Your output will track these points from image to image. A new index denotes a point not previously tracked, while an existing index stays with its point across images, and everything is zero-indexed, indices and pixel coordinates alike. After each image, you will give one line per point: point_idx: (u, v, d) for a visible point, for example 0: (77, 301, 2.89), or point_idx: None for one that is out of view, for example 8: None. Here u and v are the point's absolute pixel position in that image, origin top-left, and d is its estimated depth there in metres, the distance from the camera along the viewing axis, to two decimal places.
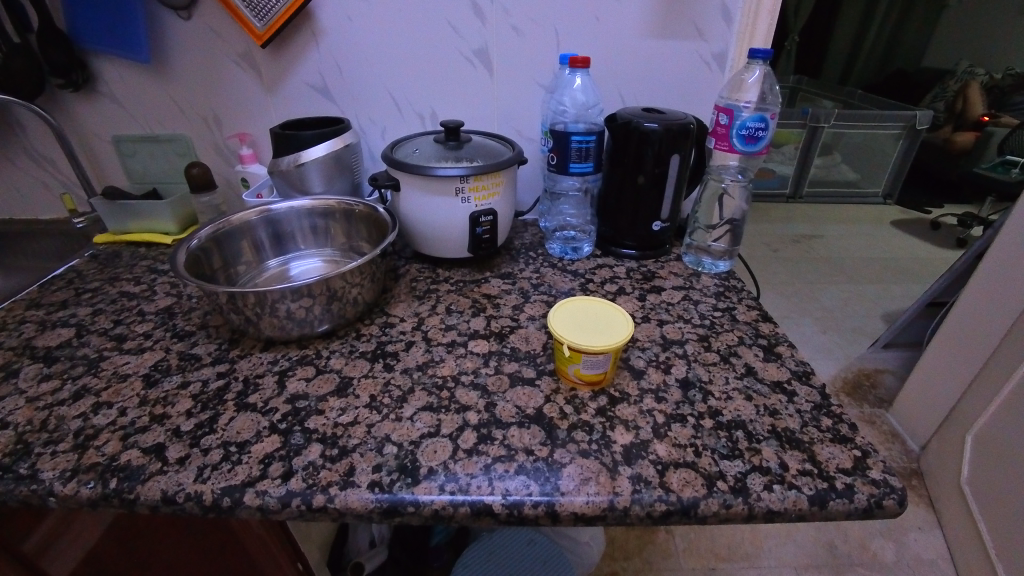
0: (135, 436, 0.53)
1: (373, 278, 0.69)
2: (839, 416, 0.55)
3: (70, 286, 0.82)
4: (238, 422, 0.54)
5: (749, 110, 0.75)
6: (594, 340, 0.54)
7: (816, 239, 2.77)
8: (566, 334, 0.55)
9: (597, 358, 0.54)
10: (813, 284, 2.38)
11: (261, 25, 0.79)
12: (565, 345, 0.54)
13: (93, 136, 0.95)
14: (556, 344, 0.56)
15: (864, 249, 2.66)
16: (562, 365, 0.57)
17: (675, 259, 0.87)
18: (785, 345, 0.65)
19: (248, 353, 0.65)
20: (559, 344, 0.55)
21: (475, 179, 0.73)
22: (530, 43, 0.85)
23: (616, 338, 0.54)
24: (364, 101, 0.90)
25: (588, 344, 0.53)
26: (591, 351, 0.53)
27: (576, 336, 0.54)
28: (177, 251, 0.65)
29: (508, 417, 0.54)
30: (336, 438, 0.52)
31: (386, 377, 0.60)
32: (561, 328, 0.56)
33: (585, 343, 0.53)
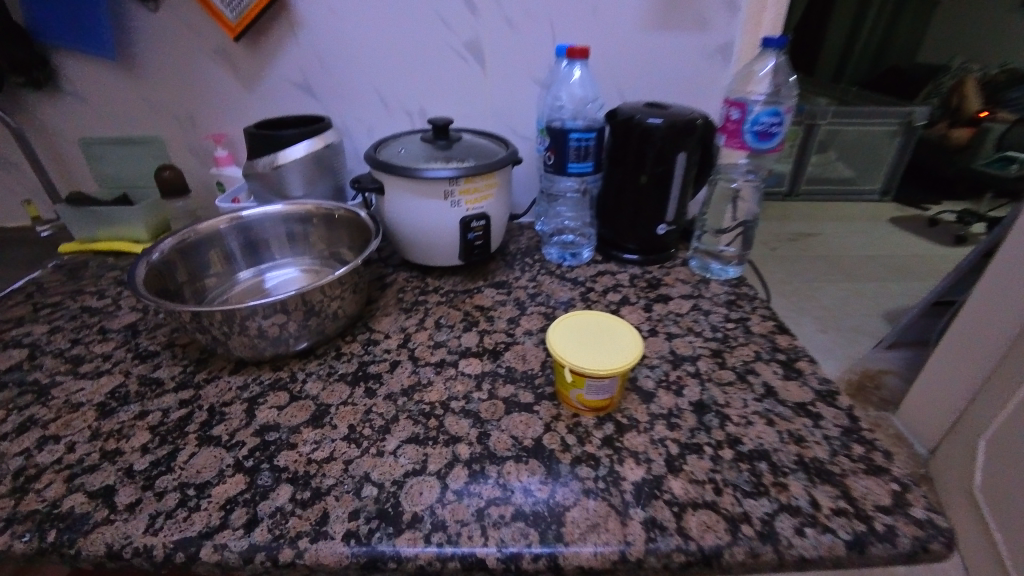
0: (82, 477, 0.47)
1: (356, 289, 0.63)
2: (872, 442, 0.49)
3: (28, 300, 0.75)
4: (199, 459, 0.48)
5: (763, 103, 0.69)
6: (600, 360, 0.48)
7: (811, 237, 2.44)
8: (567, 355, 0.49)
9: (602, 381, 0.48)
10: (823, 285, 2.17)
11: (233, 17, 0.73)
12: (566, 368, 0.48)
13: (57, 139, 0.88)
14: (555, 365, 0.51)
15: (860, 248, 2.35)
16: (562, 388, 0.51)
17: (680, 263, 0.82)
18: (805, 360, 0.60)
19: (216, 376, 0.58)
20: (559, 364, 0.49)
21: (466, 180, 0.67)
22: (523, 35, 0.79)
23: (624, 357, 0.48)
24: (347, 99, 0.84)
25: (593, 366, 0.47)
26: (595, 376, 0.47)
27: (578, 356, 0.48)
28: (137, 265, 0.57)
29: (504, 450, 0.48)
30: (309, 477, 0.46)
31: (367, 404, 0.53)
32: (561, 347, 0.50)
33: (590, 365, 0.47)
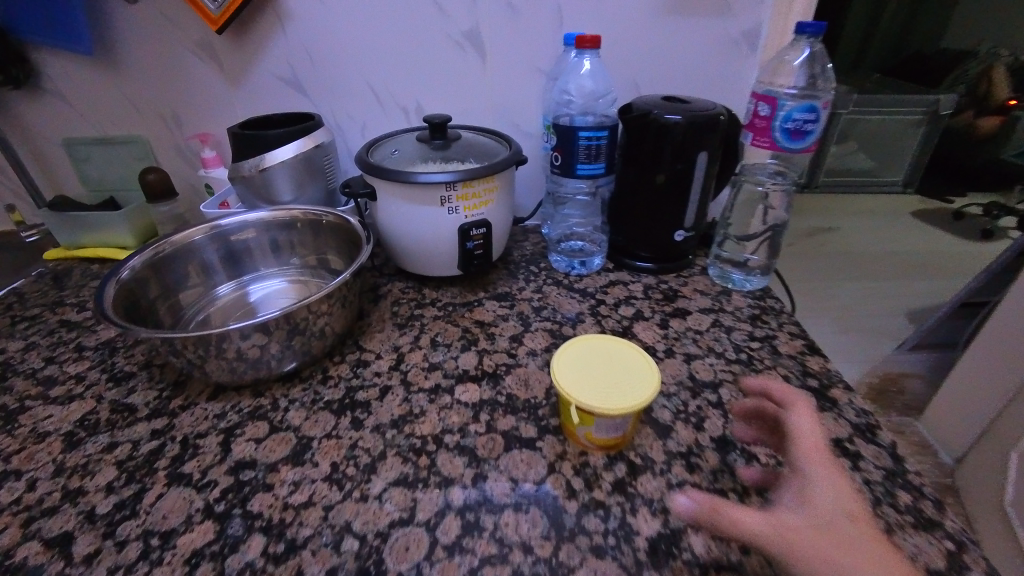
0: (40, 521, 0.43)
1: (345, 302, 0.58)
2: (919, 488, 0.43)
3: (7, 312, 0.71)
4: (166, 501, 0.44)
5: (796, 98, 0.63)
6: (611, 396, 0.43)
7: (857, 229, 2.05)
8: (574, 390, 0.44)
9: (614, 421, 0.43)
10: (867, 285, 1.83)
11: (215, 8, 0.68)
12: (573, 406, 0.43)
13: (40, 140, 0.84)
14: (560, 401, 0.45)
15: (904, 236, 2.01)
16: (569, 426, 0.46)
17: (699, 272, 0.76)
18: (840, 388, 0.54)
19: (192, 403, 0.54)
20: (564, 400, 0.44)
21: (464, 185, 0.61)
22: (528, 24, 0.73)
23: (639, 393, 0.43)
24: (339, 94, 0.79)
25: (603, 404, 0.42)
26: (605, 416, 0.42)
27: (586, 392, 0.43)
28: (106, 285, 0.53)
29: (502, 497, 0.43)
30: (284, 526, 0.41)
31: (353, 438, 0.48)
32: (567, 381, 0.45)
33: (599, 403, 0.42)
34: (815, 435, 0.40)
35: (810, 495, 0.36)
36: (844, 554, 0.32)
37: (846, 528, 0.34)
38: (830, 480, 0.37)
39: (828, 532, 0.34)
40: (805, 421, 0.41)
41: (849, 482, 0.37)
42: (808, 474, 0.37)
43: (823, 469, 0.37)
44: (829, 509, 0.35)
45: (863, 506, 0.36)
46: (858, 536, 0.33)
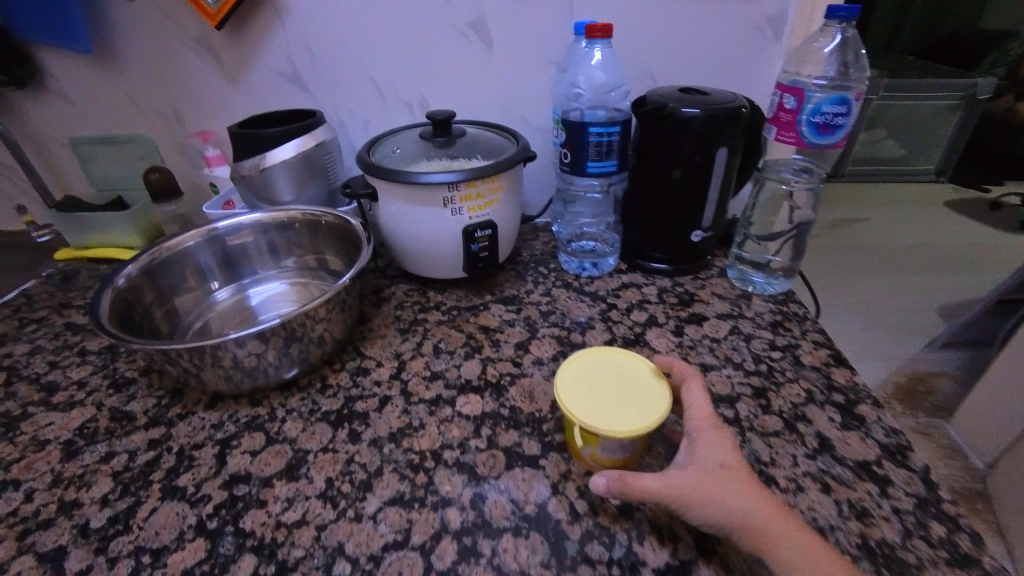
0: (34, 535, 0.42)
1: (344, 307, 0.55)
2: (956, 520, 0.40)
3: (16, 315, 0.71)
4: (159, 517, 0.43)
5: (825, 89, 0.58)
6: (618, 417, 0.40)
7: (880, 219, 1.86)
8: (578, 409, 0.41)
9: (621, 443, 0.40)
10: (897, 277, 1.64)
11: (213, 2, 0.66)
12: (576, 425, 0.41)
13: (48, 140, 0.84)
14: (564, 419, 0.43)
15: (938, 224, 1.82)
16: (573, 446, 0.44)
17: (717, 273, 0.72)
18: (868, 404, 0.50)
19: (189, 412, 0.53)
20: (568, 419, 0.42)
21: (467, 185, 0.59)
22: (536, 13, 0.69)
23: (649, 414, 0.40)
24: (343, 90, 0.76)
25: (610, 426, 0.39)
26: (611, 438, 0.39)
27: (590, 412, 0.40)
28: (101, 295, 0.53)
29: (501, 520, 0.41)
30: (275, 546, 0.40)
31: (349, 452, 0.47)
32: (571, 399, 0.42)
33: (605, 425, 0.39)
34: (704, 406, 0.43)
35: (697, 453, 0.39)
36: (727, 497, 0.36)
37: (729, 476, 0.38)
38: (716, 439, 0.40)
39: (716, 481, 0.37)
40: (697, 396, 0.43)
41: (730, 440, 0.41)
42: (697, 434, 0.40)
43: (710, 428, 0.41)
44: (715, 463, 0.38)
45: (744, 460, 0.40)
46: (738, 483, 0.37)
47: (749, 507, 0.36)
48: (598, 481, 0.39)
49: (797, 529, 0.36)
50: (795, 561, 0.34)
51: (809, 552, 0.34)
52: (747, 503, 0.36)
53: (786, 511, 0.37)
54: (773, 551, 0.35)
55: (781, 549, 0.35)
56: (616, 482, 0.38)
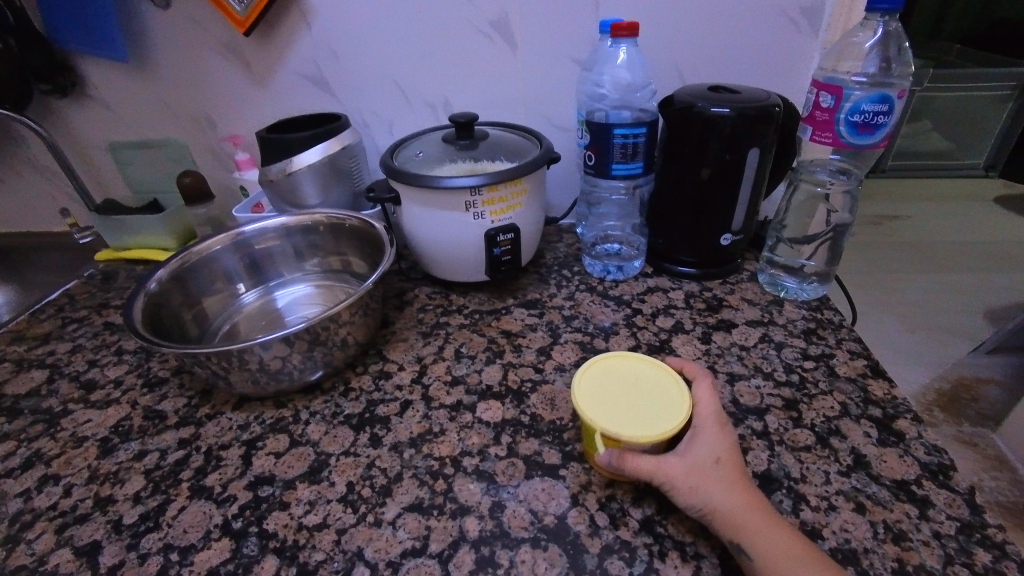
0: (72, 528, 0.44)
1: (367, 311, 0.56)
2: (1004, 547, 0.37)
3: (59, 314, 0.74)
4: (186, 515, 0.44)
5: (865, 87, 0.55)
6: (637, 423, 0.40)
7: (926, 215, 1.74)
8: (597, 416, 0.41)
9: (643, 448, 0.39)
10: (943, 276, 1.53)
11: (241, 9, 0.67)
12: (597, 433, 0.40)
13: (88, 146, 0.87)
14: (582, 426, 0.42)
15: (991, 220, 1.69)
16: (591, 454, 0.43)
17: (747, 278, 0.70)
18: (907, 419, 0.48)
19: (217, 413, 0.54)
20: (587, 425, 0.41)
21: (489, 189, 0.58)
22: (560, 10, 0.68)
23: (669, 419, 0.40)
24: (368, 92, 0.77)
25: (630, 432, 0.39)
26: (633, 444, 0.39)
27: (609, 418, 0.40)
28: (133, 300, 0.55)
29: (519, 530, 0.40)
30: (297, 549, 0.40)
31: (370, 456, 0.47)
32: (589, 406, 0.42)
33: (626, 431, 0.39)
34: (712, 404, 0.43)
35: (695, 442, 0.40)
36: (715, 487, 0.37)
37: (720, 470, 0.38)
38: (716, 433, 0.40)
39: (708, 472, 0.38)
40: (706, 394, 0.43)
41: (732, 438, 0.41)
42: (699, 426, 0.41)
43: (712, 422, 0.41)
44: (711, 455, 0.39)
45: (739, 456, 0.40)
46: (729, 476, 0.38)
47: (732, 500, 0.37)
48: (601, 457, 0.40)
49: (778, 525, 0.36)
50: (769, 552, 0.35)
51: (786, 546, 0.35)
52: (734, 495, 0.37)
53: (770, 507, 0.37)
54: (750, 540, 0.36)
55: (758, 541, 0.35)
56: (616, 458, 0.39)
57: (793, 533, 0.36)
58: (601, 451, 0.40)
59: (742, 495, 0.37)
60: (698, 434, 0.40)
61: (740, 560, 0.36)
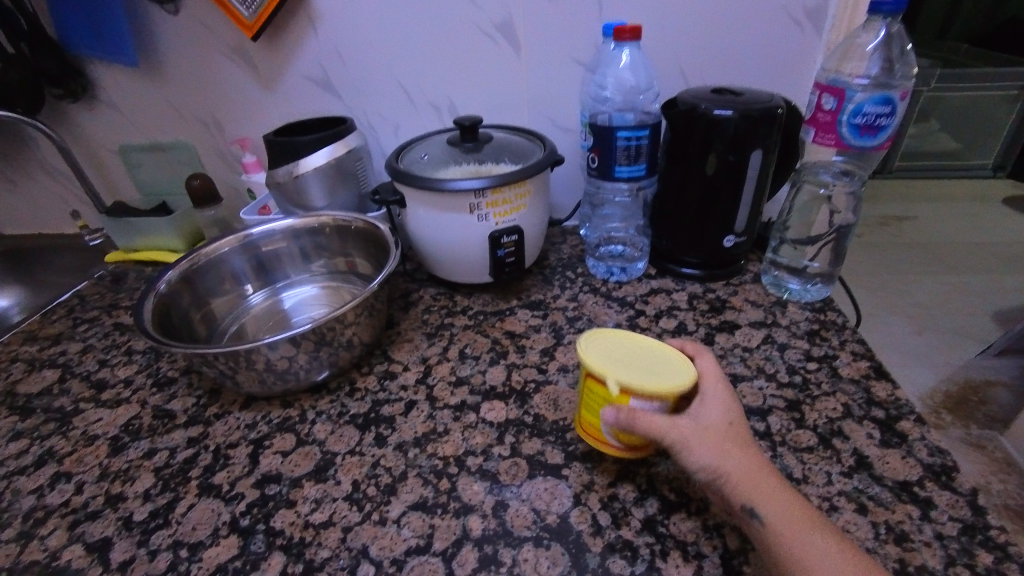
0: (84, 525, 0.45)
1: (372, 313, 0.56)
2: (1006, 549, 0.37)
3: (70, 315, 0.76)
4: (195, 513, 0.45)
5: (868, 89, 0.55)
6: (649, 377, 0.41)
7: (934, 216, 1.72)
8: (608, 368, 0.42)
9: (649, 404, 0.40)
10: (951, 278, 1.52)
11: (250, 14, 0.68)
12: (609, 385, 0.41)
13: (99, 149, 0.89)
14: (587, 381, 0.43)
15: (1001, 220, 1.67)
16: (592, 415, 0.44)
17: (750, 279, 0.70)
18: (910, 421, 0.48)
19: (225, 412, 0.55)
20: (594, 377, 0.42)
21: (494, 192, 0.59)
22: (565, 13, 0.69)
23: (679, 376, 0.41)
24: (374, 95, 0.78)
25: (639, 382, 0.40)
26: (645, 395, 0.40)
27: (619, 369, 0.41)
28: (144, 301, 0.56)
29: (522, 529, 0.41)
30: (303, 546, 0.41)
31: (375, 456, 0.48)
32: (599, 359, 0.43)
33: (639, 382, 0.40)
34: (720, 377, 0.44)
35: (704, 406, 0.41)
36: (729, 449, 0.38)
37: (733, 434, 0.39)
38: (727, 402, 0.41)
39: (721, 434, 0.39)
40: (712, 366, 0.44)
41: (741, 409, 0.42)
42: (707, 392, 0.42)
43: (719, 389, 0.42)
44: (723, 420, 0.40)
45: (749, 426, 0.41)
46: (741, 441, 0.39)
47: (745, 463, 0.37)
48: (607, 412, 0.41)
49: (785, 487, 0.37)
50: (782, 514, 0.35)
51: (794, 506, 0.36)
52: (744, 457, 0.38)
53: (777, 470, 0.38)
54: (764, 501, 0.36)
55: (772, 503, 0.36)
56: (627, 414, 0.40)
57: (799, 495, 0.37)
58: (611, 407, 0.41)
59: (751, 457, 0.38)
60: (707, 399, 0.41)
61: (751, 522, 0.36)
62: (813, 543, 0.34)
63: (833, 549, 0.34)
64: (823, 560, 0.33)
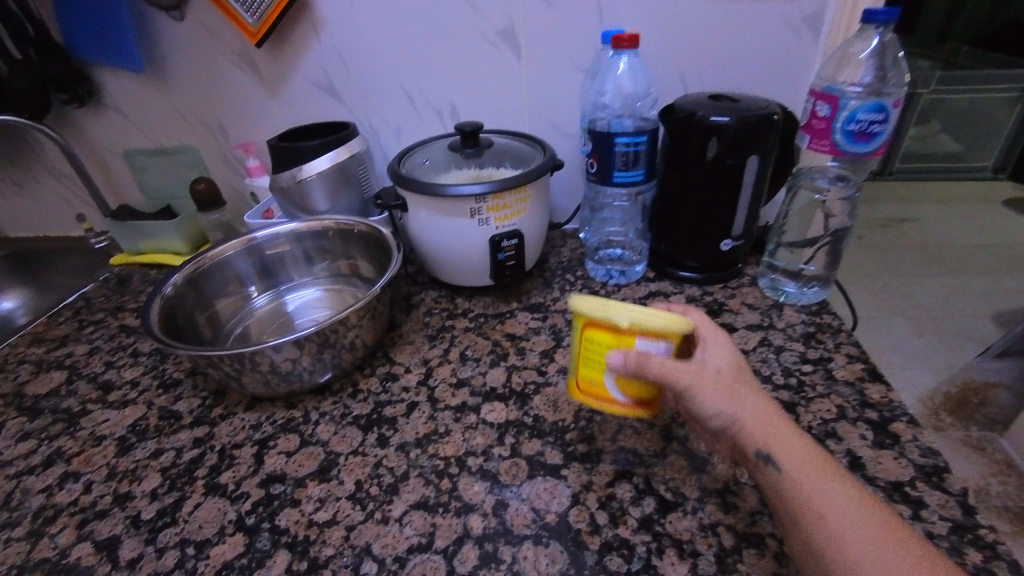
0: (93, 523, 0.46)
1: (374, 315, 0.57)
2: (996, 548, 0.38)
3: (76, 317, 0.77)
4: (202, 511, 0.46)
5: (862, 96, 0.56)
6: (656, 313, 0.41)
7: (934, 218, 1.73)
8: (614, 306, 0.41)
9: (656, 344, 0.40)
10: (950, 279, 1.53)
11: (253, 21, 0.69)
12: (618, 324, 0.40)
13: (104, 153, 0.90)
14: (585, 330, 0.43)
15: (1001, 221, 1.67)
16: (592, 370, 0.44)
17: (747, 282, 0.71)
18: (903, 422, 0.49)
19: (230, 413, 0.56)
20: (594, 322, 0.42)
21: (494, 197, 0.60)
22: (565, 20, 0.70)
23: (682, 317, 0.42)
24: (376, 100, 0.79)
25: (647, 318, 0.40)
26: (656, 333, 0.40)
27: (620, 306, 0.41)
28: (150, 304, 0.56)
29: (521, 528, 0.41)
30: (308, 544, 0.42)
31: (378, 456, 0.49)
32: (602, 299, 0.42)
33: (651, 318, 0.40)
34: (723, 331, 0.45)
35: (710, 352, 0.42)
36: (743, 395, 0.39)
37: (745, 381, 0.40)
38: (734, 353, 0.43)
39: (735, 380, 0.40)
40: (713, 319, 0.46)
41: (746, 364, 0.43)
42: (709, 337, 0.43)
43: (723, 335, 0.43)
44: (735, 368, 0.41)
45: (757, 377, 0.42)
46: (753, 388, 0.40)
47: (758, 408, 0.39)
48: (614, 356, 0.42)
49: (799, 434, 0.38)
50: (796, 457, 0.36)
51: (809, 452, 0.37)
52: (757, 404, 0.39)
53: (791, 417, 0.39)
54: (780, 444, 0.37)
55: (788, 446, 0.37)
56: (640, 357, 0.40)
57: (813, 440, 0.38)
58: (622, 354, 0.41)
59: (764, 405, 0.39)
60: (712, 345, 0.42)
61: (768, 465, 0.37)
62: (827, 484, 0.35)
63: (849, 493, 0.35)
64: (841, 503, 0.34)
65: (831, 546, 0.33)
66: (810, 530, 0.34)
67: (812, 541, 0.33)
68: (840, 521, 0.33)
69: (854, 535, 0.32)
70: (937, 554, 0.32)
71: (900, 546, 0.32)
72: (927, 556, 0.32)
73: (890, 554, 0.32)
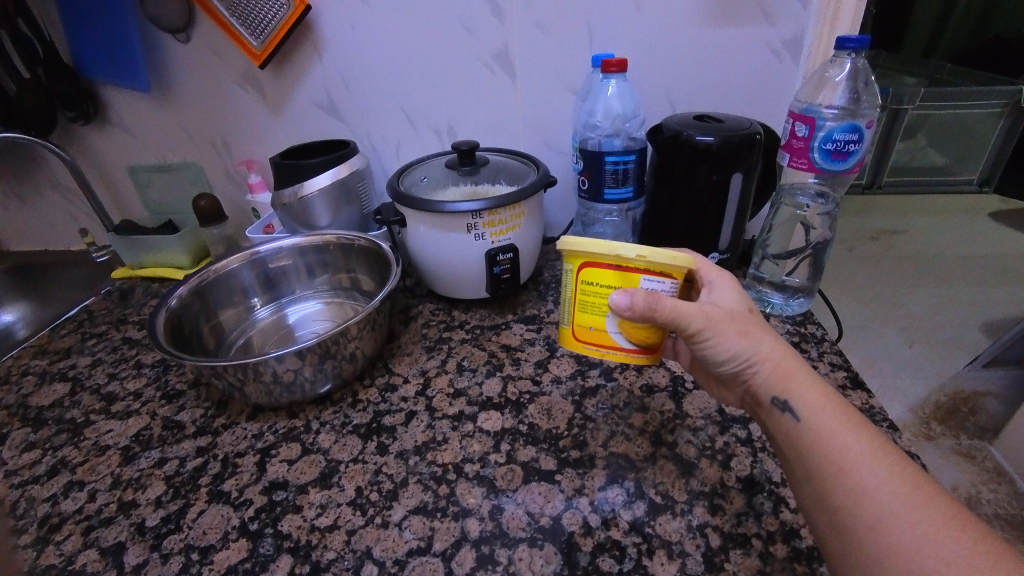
0: (98, 530, 0.47)
1: (375, 326, 0.59)
2: None
3: (79, 329, 0.78)
4: (206, 518, 0.47)
5: (837, 118, 0.60)
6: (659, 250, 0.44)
7: (921, 230, 1.77)
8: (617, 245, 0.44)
9: (661, 282, 0.44)
10: (937, 290, 1.56)
11: (258, 43, 0.72)
12: (622, 258, 0.43)
13: (108, 168, 0.92)
14: (586, 273, 0.45)
15: (985, 233, 1.71)
16: (591, 317, 0.47)
17: None
18: (884, 428, 0.51)
19: (233, 423, 0.57)
20: (596, 264, 0.45)
21: (490, 213, 0.62)
22: (557, 44, 0.73)
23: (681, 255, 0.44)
24: (376, 119, 0.81)
25: (653, 252, 0.43)
26: (659, 267, 0.43)
27: (623, 245, 0.43)
28: (156, 315, 0.58)
29: (517, 530, 0.43)
30: (310, 548, 0.43)
31: (377, 463, 0.50)
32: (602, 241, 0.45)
33: (656, 253, 0.42)
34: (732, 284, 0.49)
35: (717, 291, 0.47)
36: (762, 345, 0.42)
37: (764, 332, 0.43)
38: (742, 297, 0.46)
39: (753, 331, 0.43)
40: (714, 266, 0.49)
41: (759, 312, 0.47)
42: (715, 278, 0.47)
43: (731, 280, 0.47)
44: (751, 318, 0.44)
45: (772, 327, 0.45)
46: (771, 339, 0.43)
47: (778, 357, 0.42)
48: (620, 298, 0.43)
49: (820, 386, 0.40)
50: (815, 405, 0.39)
51: (830, 408, 0.39)
52: (774, 356, 0.42)
53: (808, 365, 0.42)
54: (798, 392, 0.40)
55: (806, 395, 0.40)
56: (649, 298, 0.43)
57: (835, 392, 0.40)
58: (630, 293, 0.43)
59: (783, 359, 0.42)
60: (718, 285, 0.47)
61: (786, 412, 0.40)
62: (845, 428, 0.38)
63: (868, 440, 0.37)
64: (860, 453, 0.36)
65: (850, 500, 0.35)
66: (829, 483, 0.36)
67: (832, 494, 0.36)
68: (859, 475, 0.35)
69: (873, 489, 0.35)
70: (963, 511, 0.33)
71: (923, 500, 0.34)
72: (952, 512, 0.33)
73: (910, 506, 0.34)
